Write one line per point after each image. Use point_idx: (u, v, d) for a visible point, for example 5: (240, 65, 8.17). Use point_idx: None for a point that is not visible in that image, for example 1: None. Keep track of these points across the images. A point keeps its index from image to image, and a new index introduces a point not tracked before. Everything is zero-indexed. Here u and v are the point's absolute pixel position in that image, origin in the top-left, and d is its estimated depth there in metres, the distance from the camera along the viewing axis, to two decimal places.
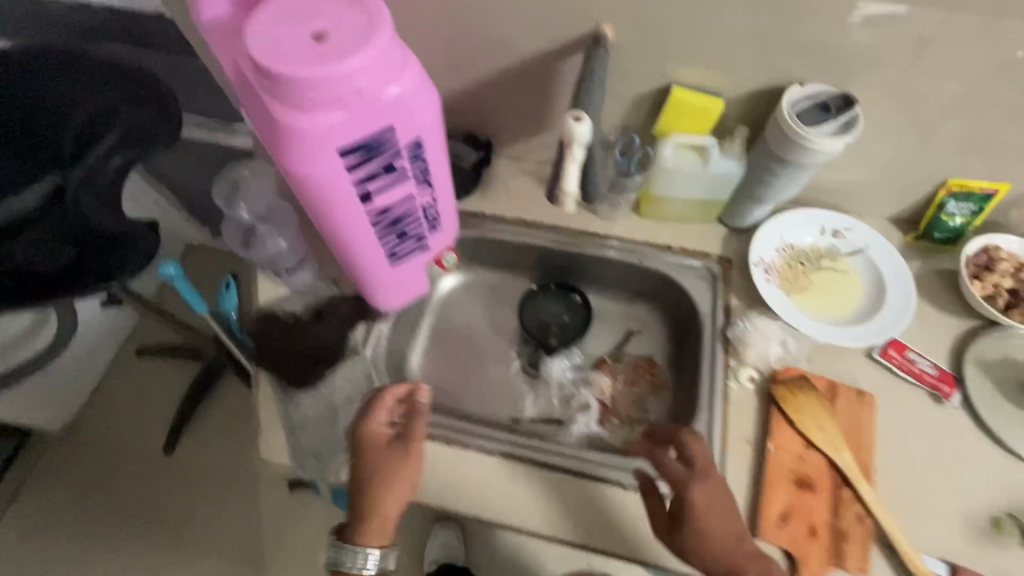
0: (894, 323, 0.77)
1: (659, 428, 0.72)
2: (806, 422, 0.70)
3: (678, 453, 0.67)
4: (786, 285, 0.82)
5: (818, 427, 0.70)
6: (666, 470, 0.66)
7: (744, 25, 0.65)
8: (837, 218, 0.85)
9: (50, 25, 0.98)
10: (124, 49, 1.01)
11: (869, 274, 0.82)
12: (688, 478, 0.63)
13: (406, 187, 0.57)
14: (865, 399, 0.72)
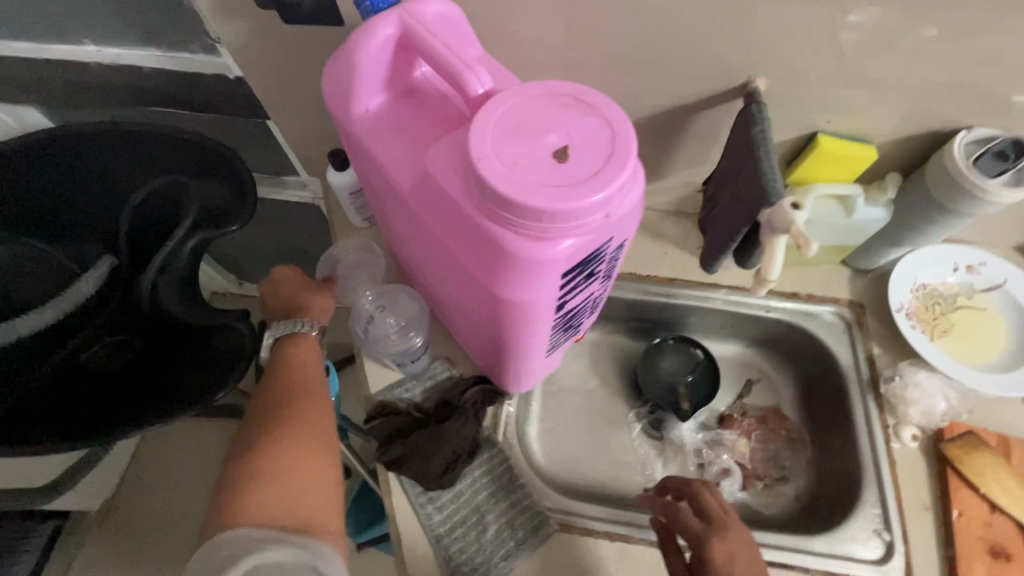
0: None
1: (669, 479, 0.68)
2: (989, 484, 0.66)
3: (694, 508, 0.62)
4: (930, 329, 0.78)
5: (1001, 488, 0.66)
6: (683, 526, 0.61)
7: (918, 76, 0.60)
8: (968, 253, 0.82)
9: (82, 84, 0.84)
10: (166, 103, 0.87)
11: (1010, 311, 0.79)
12: (705, 534, 0.59)
13: (593, 287, 0.51)
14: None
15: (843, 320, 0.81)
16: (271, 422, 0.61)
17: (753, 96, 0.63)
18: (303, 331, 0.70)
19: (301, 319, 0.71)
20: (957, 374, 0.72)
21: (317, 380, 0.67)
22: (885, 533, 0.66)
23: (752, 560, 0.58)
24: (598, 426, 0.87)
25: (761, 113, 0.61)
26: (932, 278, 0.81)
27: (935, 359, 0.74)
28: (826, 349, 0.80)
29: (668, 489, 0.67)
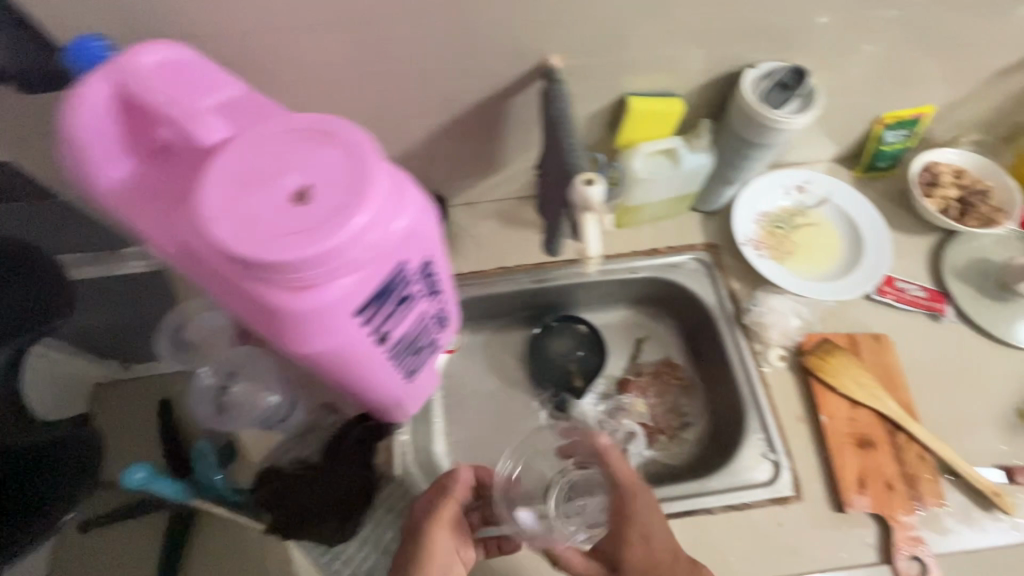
0: (880, 264, 0.81)
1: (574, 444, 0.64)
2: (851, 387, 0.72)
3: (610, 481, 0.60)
4: (778, 253, 0.83)
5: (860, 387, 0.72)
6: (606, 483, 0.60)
7: (689, 25, 0.63)
8: (794, 175, 0.88)
9: None
10: None
11: (840, 221, 0.85)
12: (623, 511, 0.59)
13: (417, 309, 0.49)
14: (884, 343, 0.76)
15: (702, 264, 0.84)
16: None
17: (550, 73, 0.63)
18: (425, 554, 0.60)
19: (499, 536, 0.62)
20: (803, 291, 0.78)
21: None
22: (770, 454, 0.71)
23: (668, 536, 0.59)
24: (508, 426, 0.87)
25: (561, 94, 0.61)
26: (769, 205, 0.86)
27: (784, 283, 0.79)
28: (691, 295, 0.84)
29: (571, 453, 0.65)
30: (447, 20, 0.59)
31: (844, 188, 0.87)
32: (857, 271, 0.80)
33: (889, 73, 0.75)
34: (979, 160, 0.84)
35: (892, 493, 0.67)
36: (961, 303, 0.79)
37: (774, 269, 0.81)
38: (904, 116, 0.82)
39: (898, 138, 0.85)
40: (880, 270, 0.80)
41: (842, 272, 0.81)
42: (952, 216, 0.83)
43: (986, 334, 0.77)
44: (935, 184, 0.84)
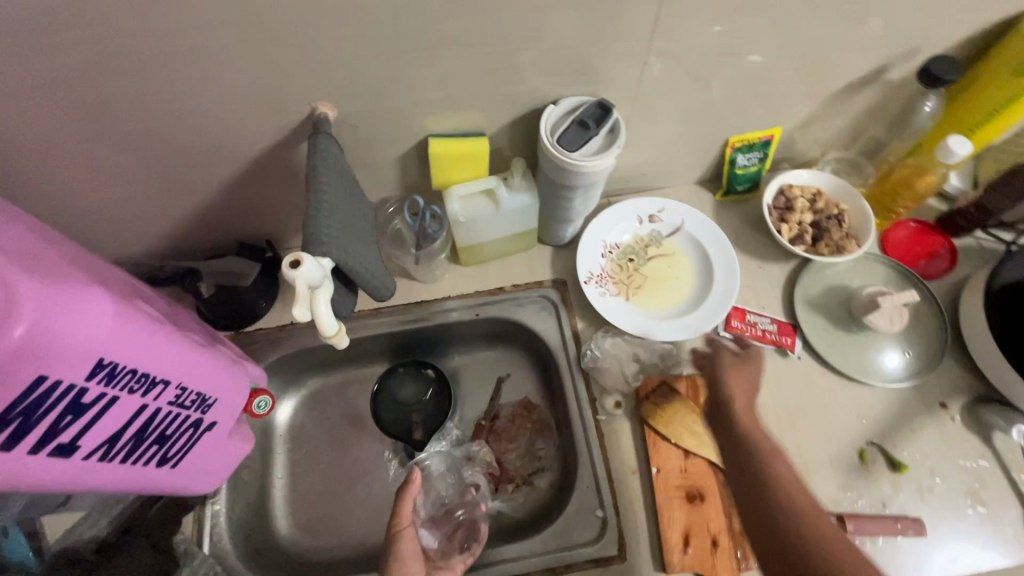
0: (728, 297, 0.76)
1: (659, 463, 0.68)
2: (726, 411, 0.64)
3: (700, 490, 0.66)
4: (626, 288, 0.79)
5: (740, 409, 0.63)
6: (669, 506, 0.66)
7: (474, 63, 0.58)
8: (648, 203, 0.83)
9: None
10: None
11: (694, 251, 0.81)
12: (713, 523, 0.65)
13: (125, 407, 0.45)
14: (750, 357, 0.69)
15: (547, 301, 0.80)
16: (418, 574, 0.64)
17: (322, 122, 0.60)
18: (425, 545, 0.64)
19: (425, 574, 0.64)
20: (641, 331, 0.74)
21: None
22: (599, 510, 0.67)
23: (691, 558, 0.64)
24: (352, 477, 0.81)
25: (330, 147, 0.57)
26: (621, 236, 0.82)
27: (622, 322, 0.75)
28: (536, 334, 0.79)
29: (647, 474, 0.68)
30: (192, 68, 0.54)
31: (700, 214, 0.82)
32: (703, 306, 0.76)
33: (721, 98, 0.71)
34: (832, 182, 0.81)
35: (717, 550, 0.64)
36: (810, 337, 0.75)
37: (616, 306, 0.77)
38: (751, 139, 0.79)
39: (751, 160, 0.81)
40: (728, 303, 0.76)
41: (690, 307, 0.77)
42: (805, 243, 0.79)
43: (835, 369, 0.74)
44: (788, 209, 0.80)
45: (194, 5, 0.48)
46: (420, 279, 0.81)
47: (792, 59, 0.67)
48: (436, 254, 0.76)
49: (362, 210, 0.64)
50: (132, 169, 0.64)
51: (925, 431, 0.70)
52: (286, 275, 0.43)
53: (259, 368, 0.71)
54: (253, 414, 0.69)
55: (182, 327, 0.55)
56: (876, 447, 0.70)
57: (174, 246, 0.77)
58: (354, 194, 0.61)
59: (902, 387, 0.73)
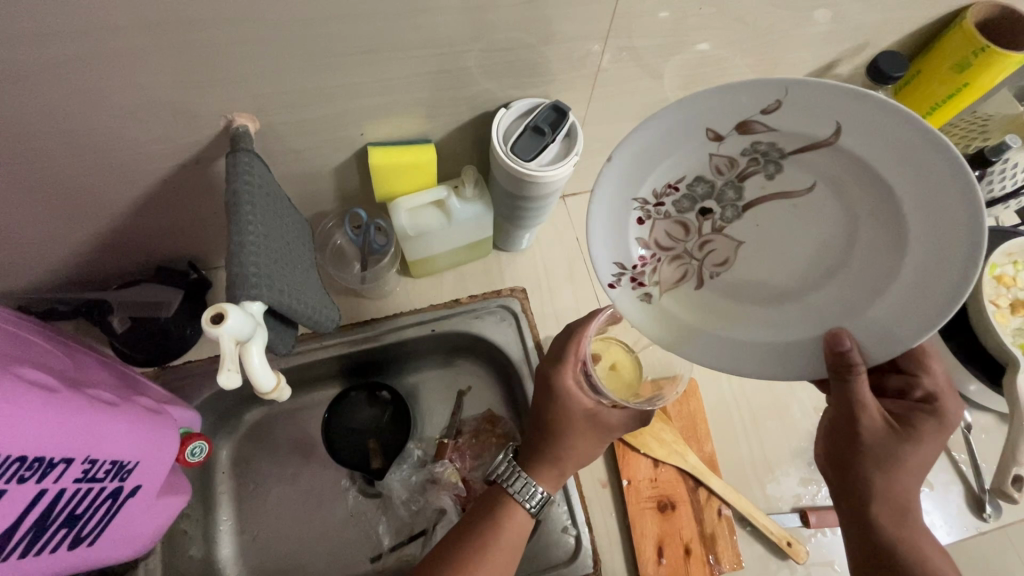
0: (915, 333, 0.41)
1: (650, 473, 0.67)
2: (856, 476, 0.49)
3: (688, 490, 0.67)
4: (693, 265, 0.51)
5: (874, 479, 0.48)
6: (654, 510, 0.65)
7: (417, 69, 0.53)
8: (755, 97, 0.41)
9: None
10: None
11: (849, 192, 0.43)
12: (696, 521, 0.65)
13: (18, 498, 0.38)
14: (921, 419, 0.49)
15: (509, 311, 0.76)
16: (544, 449, 0.61)
17: (238, 137, 0.53)
18: (524, 499, 0.59)
19: (528, 484, 0.60)
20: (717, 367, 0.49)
21: (582, 448, 0.61)
22: (572, 528, 0.65)
23: (679, 556, 0.64)
24: (307, 513, 0.75)
25: (254, 168, 0.49)
26: (685, 165, 0.46)
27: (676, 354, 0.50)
28: (498, 346, 0.75)
29: (636, 482, 0.66)
30: (74, 85, 0.45)
31: (900, 121, 0.37)
32: (835, 312, 0.46)
33: (675, 96, 0.69)
34: None
35: (690, 558, 0.64)
36: None
37: (676, 304, 0.51)
38: None
39: None
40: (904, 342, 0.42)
41: (824, 286, 0.47)
42: None
43: None
44: None
45: (67, 16, 0.39)
46: (369, 296, 0.76)
47: (747, 57, 0.65)
48: (384, 268, 0.70)
49: (299, 229, 0.57)
50: (13, 199, 0.54)
51: None
52: (208, 333, 0.37)
53: (188, 409, 0.63)
54: (187, 464, 0.60)
55: (83, 385, 0.46)
56: None
57: (81, 274, 0.67)
58: (284, 212, 0.54)
59: None
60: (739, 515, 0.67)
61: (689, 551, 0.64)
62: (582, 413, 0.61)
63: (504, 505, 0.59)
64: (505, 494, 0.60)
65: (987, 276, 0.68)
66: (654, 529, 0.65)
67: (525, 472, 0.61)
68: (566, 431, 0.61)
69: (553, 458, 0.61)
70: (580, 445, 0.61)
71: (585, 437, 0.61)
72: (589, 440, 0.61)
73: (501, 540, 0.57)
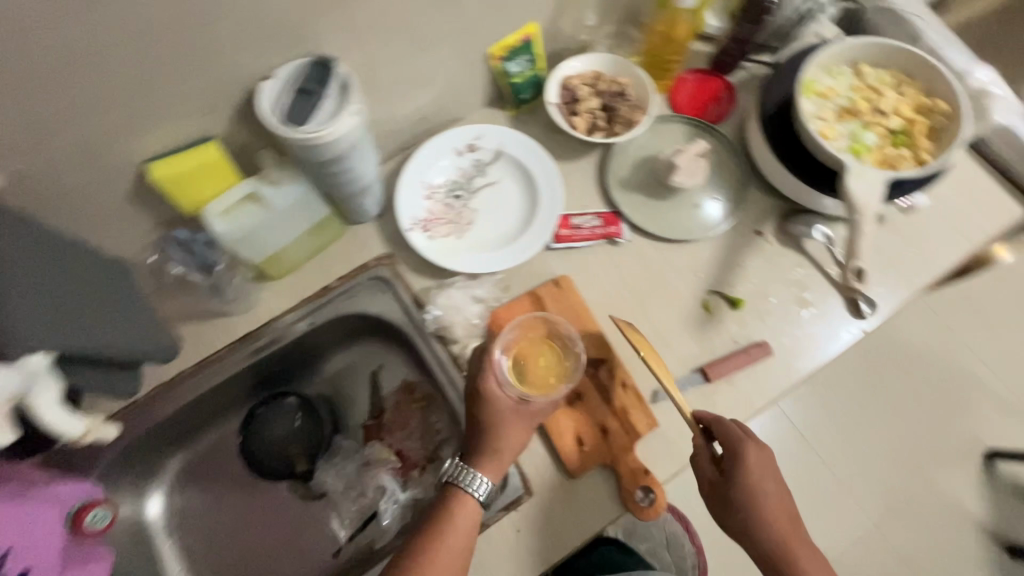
0: (548, 226, 0.74)
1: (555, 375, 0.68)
2: None
3: (593, 379, 0.68)
4: (456, 227, 0.76)
5: None
6: (564, 408, 0.67)
7: (145, 65, 0.49)
8: (460, 133, 0.79)
9: None
10: None
11: (516, 158, 0.78)
12: (607, 402, 0.68)
13: None
14: (796, 547, 0.59)
15: (381, 281, 0.75)
16: (479, 439, 0.62)
17: None
18: (472, 489, 0.59)
19: (472, 474, 0.60)
20: (507, 264, 0.72)
21: (519, 438, 0.62)
22: None
23: (601, 436, 0.66)
24: (255, 533, 0.75)
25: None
26: (443, 172, 0.79)
27: (488, 266, 0.72)
28: (378, 316, 0.76)
29: None
30: None
31: (508, 133, 0.79)
32: None
33: (463, 11, 0.65)
34: (607, 60, 0.80)
35: (608, 434, 0.66)
36: (633, 218, 0.76)
37: (447, 253, 0.74)
38: (512, 43, 0.75)
39: (522, 66, 0.77)
40: (543, 236, 0.74)
41: (522, 230, 0.75)
42: (600, 127, 0.78)
43: (662, 238, 0.76)
44: (575, 99, 0.79)
45: None
46: (236, 312, 0.73)
47: None
48: (231, 278, 0.68)
49: (98, 272, 0.54)
50: None
51: (752, 263, 0.75)
52: None
53: (73, 481, 0.61)
54: (90, 532, 0.59)
55: None
56: (716, 294, 0.73)
57: None
58: (63, 260, 0.50)
59: (719, 232, 0.77)
60: (643, 381, 0.69)
61: (608, 428, 0.66)
62: (510, 406, 0.62)
63: (454, 498, 0.59)
64: (451, 492, 0.60)
65: (805, 100, 0.72)
66: (570, 421, 0.67)
67: (468, 464, 0.61)
68: (498, 420, 0.61)
69: (489, 450, 0.61)
70: (516, 434, 0.62)
71: (517, 425, 0.62)
72: (519, 432, 0.62)
73: (454, 526, 0.57)
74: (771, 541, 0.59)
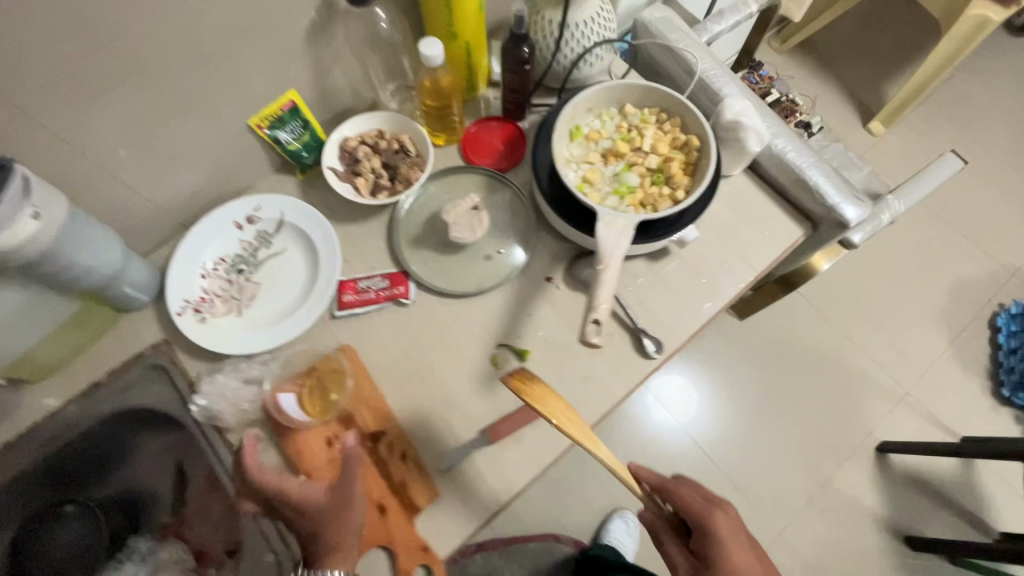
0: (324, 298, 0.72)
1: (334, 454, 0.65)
2: None
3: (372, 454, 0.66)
4: (235, 304, 0.73)
5: None
6: None
7: None
8: (239, 205, 0.76)
9: None
10: None
11: (298, 227, 0.76)
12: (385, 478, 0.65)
13: None
14: None
15: (159, 370, 0.71)
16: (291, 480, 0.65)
17: None
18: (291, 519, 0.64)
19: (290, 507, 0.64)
20: (280, 342, 0.69)
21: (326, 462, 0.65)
22: None
23: (377, 518, 0.63)
24: None
25: None
26: (223, 246, 0.76)
27: (260, 346, 0.69)
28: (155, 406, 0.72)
29: (319, 471, 0.64)
30: None
31: (289, 202, 0.77)
32: None
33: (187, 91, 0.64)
34: (386, 118, 0.79)
35: (386, 514, 0.63)
36: (419, 276, 0.74)
37: (220, 334, 0.70)
38: (273, 112, 0.73)
39: (294, 133, 0.75)
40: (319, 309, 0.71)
41: (302, 303, 0.73)
42: (381, 188, 0.77)
43: (451, 294, 0.74)
44: (355, 161, 0.77)
45: None
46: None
47: (227, 20, 0.60)
48: None
49: None
50: None
51: (542, 311, 0.74)
52: None
53: None
54: None
55: None
56: (505, 347, 0.72)
57: None
58: None
59: (510, 282, 0.75)
60: (427, 449, 0.67)
61: (386, 506, 0.64)
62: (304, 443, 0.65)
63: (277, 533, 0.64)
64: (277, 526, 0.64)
65: (571, 145, 0.73)
66: None
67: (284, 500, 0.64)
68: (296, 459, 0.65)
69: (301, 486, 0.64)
70: (321, 459, 0.65)
71: (319, 455, 0.65)
72: (321, 460, 0.65)
73: None
74: None
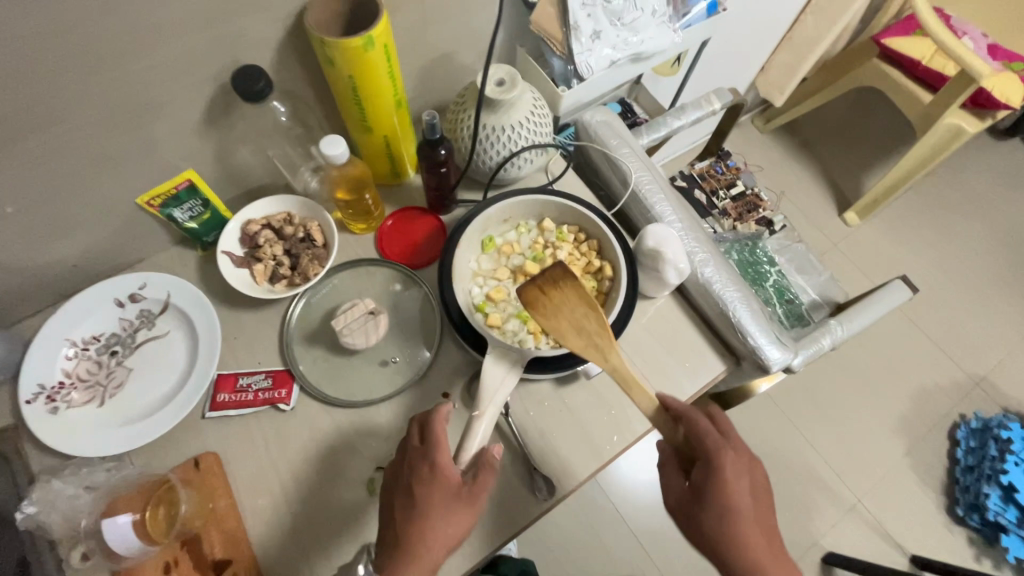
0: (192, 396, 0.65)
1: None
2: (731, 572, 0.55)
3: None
4: (99, 391, 0.67)
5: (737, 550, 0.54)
6: None
7: None
8: (123, 281, 0.71)
9: None
10: None
11: (183, 311, 0.70)
12: None
13: None
14: (735, 518, 0.54)
15: None
16: None
17: None
18: None
19: None
20: (135, 444, 0.63)
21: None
22: None
23: None
24: None
25: None
26: (99, 324, 0.70)
27: (112, 447, 0.63)
28: None
29: None
30: None
31: (177, 282, 0.71)
32: None
33: (62, 170, 0.59)
34: (296, 202, 0.74)
35: None
36: (305, 380, 0.69)
37: (72, 428, 0.64)
38: (166, 192, 0.68)
39: (190, 212, 0.70)
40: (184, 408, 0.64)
41: (170, 399, 0.66)
42: (280, 278, 0.71)
43: (337, 403, 0.68)
44: (256, 246, 0.72)
45: None
46: None
47: (104, 106, 0.56)
48: None
49: None
50: None
51: None
52: None
53: None
54: None
55: None
56: (386, 470, 0.66)
57: None
58: None
59: (403, 395, 0.69)
60: None
61: None
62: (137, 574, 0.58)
63: None
64: None
65: (481, 256, 0.70)
66: None
67: None
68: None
69: None
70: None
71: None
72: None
73: None
74: (720, 524, 0.54)
